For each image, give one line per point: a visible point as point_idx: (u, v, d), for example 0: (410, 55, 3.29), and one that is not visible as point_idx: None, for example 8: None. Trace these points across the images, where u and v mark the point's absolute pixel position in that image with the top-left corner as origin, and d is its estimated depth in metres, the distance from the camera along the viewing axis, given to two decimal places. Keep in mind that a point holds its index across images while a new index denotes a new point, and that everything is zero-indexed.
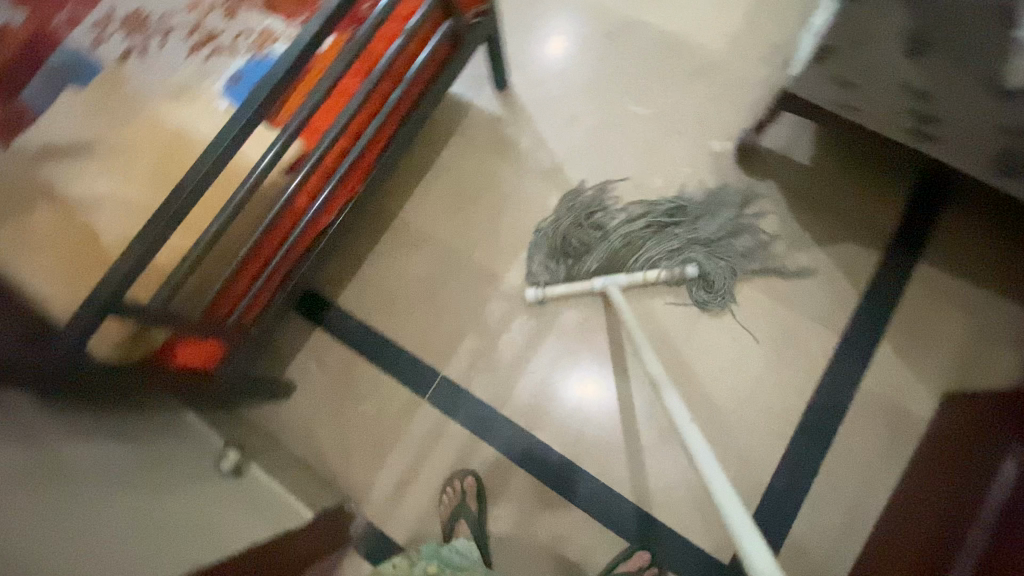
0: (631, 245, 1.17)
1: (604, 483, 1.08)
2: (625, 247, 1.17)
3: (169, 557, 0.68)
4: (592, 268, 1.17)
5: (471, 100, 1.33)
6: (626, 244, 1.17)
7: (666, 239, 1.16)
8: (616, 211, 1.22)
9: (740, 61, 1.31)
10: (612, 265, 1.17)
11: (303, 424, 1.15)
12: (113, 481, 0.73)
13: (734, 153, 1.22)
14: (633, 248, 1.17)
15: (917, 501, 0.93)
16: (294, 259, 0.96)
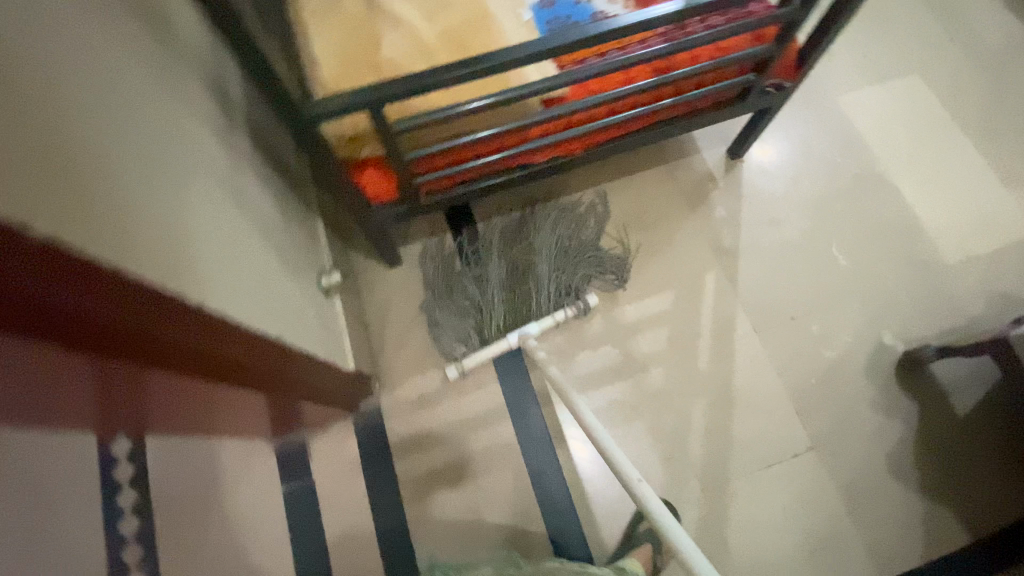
0: (517, 289, 1.16)
1: (582, 531, 1.06)
2: (517, 290, 1.15)
3: (272, 319, 0.74)
4: (499, 329, 1.14)
5: (700, 147, 1.33)
6: (518, 269, 1.16)
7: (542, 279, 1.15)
8: (470, 276, 1.16)
9: (959, 284, 1.24)
10: (515, 309, 1.15)
11: (384, 295, 1.21)
12: (263, 232, 0.81)
13: (898, 356, 1.17)
14: (493, 290, 1.14)
15: None
16: (491, 171, 1.03)
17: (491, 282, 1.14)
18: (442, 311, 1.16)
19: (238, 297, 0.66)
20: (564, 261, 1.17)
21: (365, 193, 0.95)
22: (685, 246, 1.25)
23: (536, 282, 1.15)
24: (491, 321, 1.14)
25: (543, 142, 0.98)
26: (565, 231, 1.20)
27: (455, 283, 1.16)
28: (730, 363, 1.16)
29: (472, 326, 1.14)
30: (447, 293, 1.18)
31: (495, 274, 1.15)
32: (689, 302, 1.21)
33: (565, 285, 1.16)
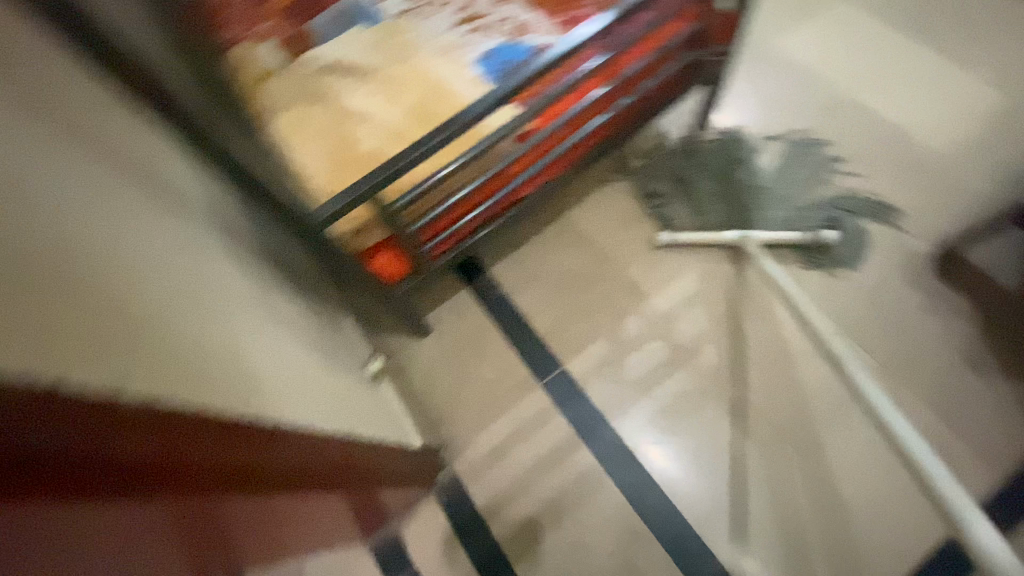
0: (748, 209, 1.23)
1: (694, 531, 1.03)
2: (739, 192, 1.25)
3: (338, 417, 0.76)
4: (720, 222, 1.22)
5: (669, 132, 1.38)
6: (726, 194, 1.25)
7: (764, 203, 1.23)
8: (664, 194, 1.29)
9: (957, 171, 1.24)
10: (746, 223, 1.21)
11: (426, 365, 1.22)
12: (303, 341, 0.84)
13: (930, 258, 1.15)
14: (745, 198, 1.23)
15: None
16: (487, 217, 1.06)
17: (734, 176, 1.27)
18: (653, 163, 1.33)
19: (304, 403, 0.69)
20: (808, 202, 1.23)
21: (381, 276, 1.00)
22: (689, 227, 1.27)
23: (768, 217, 1.21)
24: (690, 224, 1.25)
25: (527, 175, 1.01)
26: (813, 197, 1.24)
27: (723, 170, 1.27)
28: (772, 318, 1.16)
29: (694, 216, 1.25)
30: (695, 147, 1.32)
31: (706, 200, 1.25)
32: (712, 275, 1.22)
33: (776, 228, 1.20)
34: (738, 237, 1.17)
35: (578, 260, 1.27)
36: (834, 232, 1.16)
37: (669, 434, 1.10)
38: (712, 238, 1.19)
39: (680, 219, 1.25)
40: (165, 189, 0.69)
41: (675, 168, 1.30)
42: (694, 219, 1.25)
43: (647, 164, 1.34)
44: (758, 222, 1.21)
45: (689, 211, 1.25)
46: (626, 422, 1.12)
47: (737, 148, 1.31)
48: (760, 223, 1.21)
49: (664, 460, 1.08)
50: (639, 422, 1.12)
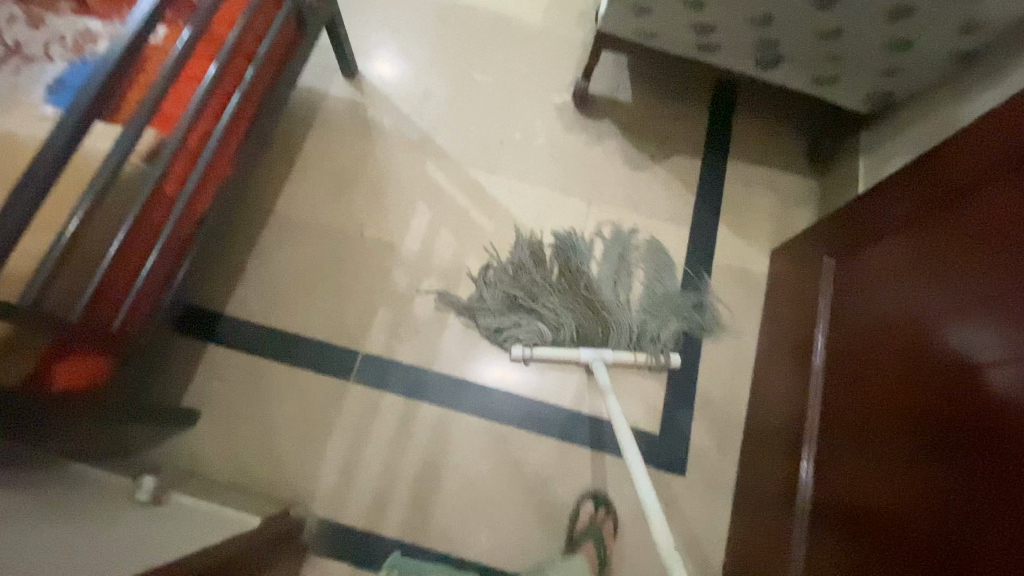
0: (601, 312, 1.16)
1: (542, 403, 1.14)
2: (593, 312, 1.16)
3: (119, 561, 0.60)
4: (570, 338, 1.15)
5: (325, 91, 1.33)
6: (570, 300, 1.17)
7: (586, 321, 1.16)
8: (494, 297, 1.18)
9: (558, 28, 1.50)
10: (589, 333, 1.16)
11: (219, 444, 1.04)
12: (8, 518, 0.61)
13: (573, 102, 1.40)
14: (597, 303, 1.16)
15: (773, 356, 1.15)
16: (174, 257, 0.89)
17: (582, 292, 1.17)
18: (502, 267, 1.20)
19: None
20: (673, 308, 1.21)
21: (77, 390, 0.76)
22: (394, 167, 1.29)
23: (616, 317, 1.15)
24: (541, 339, 1.15)
25: (190, 190, 0.86)
26: (649, 316, 1.19)
27: (585, 298, 1.17)
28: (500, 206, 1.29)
29: (543, 334, 1.15)
30: (535, 254, 1.21)
31: (550, 299, 1.17)
32: (437, 198, 1.28)
33: (617, 319, 1.16)
34: (592, 358, 1.12)
35: (312, 250, 1.19)
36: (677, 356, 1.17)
37: (481, 346, 1.17)
38: (565, 354, 1.13)
39: (527, 341, 1.14)
40: None
41: (518, 274, 1.19)
42: (546, 334, 1.15)
43: (493, 283, 1.19)
44: (608, 340, 1.17)
45: (546, 322, 1.15)
46: (442, 360, 1.15)
47: (579, 259, 1.20)
48: (611, 315, 1.16)
49: (489, 367, 1.16)
50: (453, 353, 1.16)
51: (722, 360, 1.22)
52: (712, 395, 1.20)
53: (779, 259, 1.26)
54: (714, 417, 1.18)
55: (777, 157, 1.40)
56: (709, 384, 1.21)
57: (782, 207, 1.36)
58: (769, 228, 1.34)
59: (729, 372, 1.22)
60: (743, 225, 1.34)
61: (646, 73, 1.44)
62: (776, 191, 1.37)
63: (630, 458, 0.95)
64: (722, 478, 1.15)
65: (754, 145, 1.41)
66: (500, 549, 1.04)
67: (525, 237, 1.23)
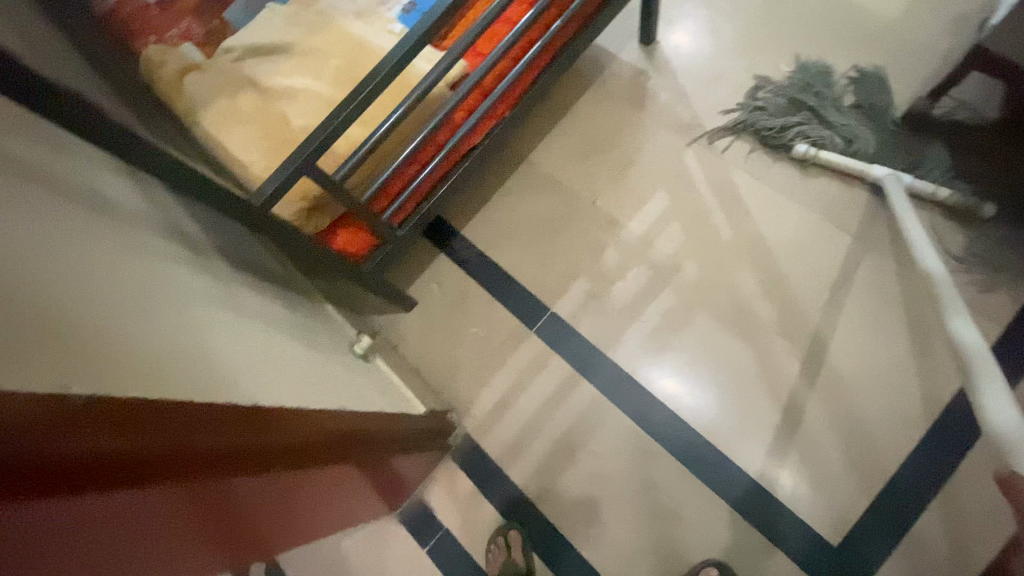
0: (896, 155, 1.12)
1: (706, 440, 1.04)
2: (885, 145, 1.13)
3: (328, 396, 0.76)
4: (867, 154, 1.12)
5: (615, 53, 1.33)
6: (879, 124, 1.14)
7: (903, 137, 1.13)
8: (795, 83, 1.20)
9: (914, 33, 1.20)
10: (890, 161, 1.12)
11: (417, 335, 1.22)
12: (278, 329, 0.83)
13: (899, 123, 1.14)
14: (891, 138, 1.13)
15: None
16: (441, 174, 1.04)
17: (893, 118, 1.14)
18: (779, 89, 1.21)
19: (286, 385, 0.69)
20: (963, 134, 1.10)
21: (346, 253, 0.98)
22: (652, 145, 1.24)
23: (925, 153, 1.10)
24: (831, 148, 1.14)
25: (471, 122, 0.98)
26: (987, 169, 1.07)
27: (871, 126, 1.15)
28: (748, 219, 1.15)
29: (841, 140, 1.14)
30: (827, 80, 1.20)
31: (851, 118, 1.15)
32: (683, 189, 1.20)
33: (936, 179, 1.08)
34: (887, 175, 1.06)
35: (546, 201, 1.25)
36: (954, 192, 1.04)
37: (666, 354, 1.10)
38: (855, 167, 1.10)
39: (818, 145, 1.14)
40: (102, 198, 0.67)
41: (810, 82, 1.20)
42: (838, 143, 1.14)
43: (766, 100, 1.20)
44: (911, 170, 1.10)
45: (842, 127, 1.15)
46: (621, 350, 1.13)
47: (881, 97, 1.16)
48: (920, 152, 1.11)
49: (665, 379, 1.09)
50: (635, 347, 1.12)
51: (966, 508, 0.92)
52: (929, 542, 0.92)
53: None
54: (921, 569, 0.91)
55: None
56: (931, 527, 0.93)
57: None
58: None
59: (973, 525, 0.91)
60: None
61: None
62: None
63: (911, 233, 0.93)
64: None
65: None
66: (603, 552, 1.02)
67: (813, 61, 1.22)
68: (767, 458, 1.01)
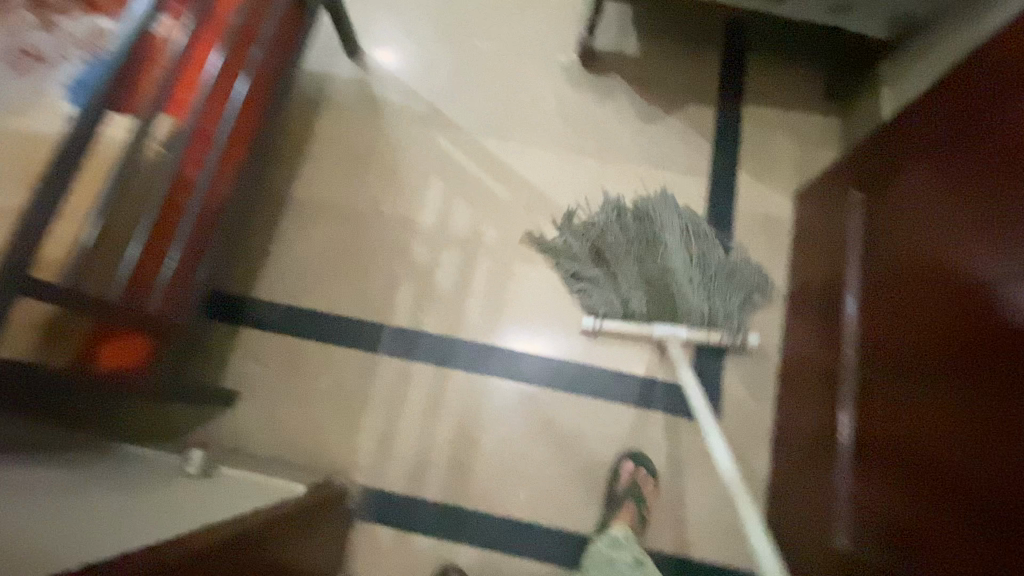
0: (677, 304, 1.12)
1: (569, 363, 1.14)
2: (660, 277, 1.13)
3: (179, 522, 0.63)
4: (644, 312, 1.13)
5: (330, 73, 1.34)
6: (641, 252, 1.15)
7: (671, 281, 1.12)
8: (568, 237, 1.18)
9: None
10: (667, 310, 1.13)
11: (258, 421, 1.08)
12: (71, 488, 0.66)
13: (579, 62, 1.36)
14: (670, 287, 1.12)
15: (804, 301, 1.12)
16: (200, 238, 0.92)
17: (643, 235, 1.16)
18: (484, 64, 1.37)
19: (115, 534, 0.56)
20: (715, 245, 1.18)
21: (121, 371, 0.79)
22: (404, 142, 1.29)
23: (685, 291, 1.11)
24: (615, 310, 1.14)
25: (207, 173, 0.89)
26: (731, 292, 1.14)
27: (638, 245, 1.16)
28: (512, 172, 1.28)
29: (618, 300, 1.14)
30: (525, 51, 1.38)
31: (621, 258, 1.15)
32: (449, 170, 1.28)
33: (704, 321, 1.12)
34: (668, 338, 1.09)
35: (331, 229, 1.21)
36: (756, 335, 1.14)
37: (505, 312, 1.17)
38: (634, 328, 1.13)
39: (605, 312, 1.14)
40: None
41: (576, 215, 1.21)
42: (615, 306, 1.14)
43: (485, 78, 1.36)
44: (682, 316, 1.11)
45: (617, 286, 1.14)
46: (466, 328, 1.16)
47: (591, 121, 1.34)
48: (686, 300, 1.11)
49: (514, 333, 1.16)
50: (476, 319, 1.16)
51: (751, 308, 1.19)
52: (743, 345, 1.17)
53: (804, 203, 1.22)
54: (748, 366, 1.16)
55: (798, 94, 1.33)
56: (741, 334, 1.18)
57: (803, 148, 1.30)
58: (792, 170, 1.29)
59: (760, 316, 1.18)
60: (764, 169, 1.29)
61: (650, 20, 1.37)
62: (798, 132, 1.31)
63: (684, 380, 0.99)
64: (761, 427, 1.12)
65: (769, 86, 1.34)
66: (538, 506, 1.06)
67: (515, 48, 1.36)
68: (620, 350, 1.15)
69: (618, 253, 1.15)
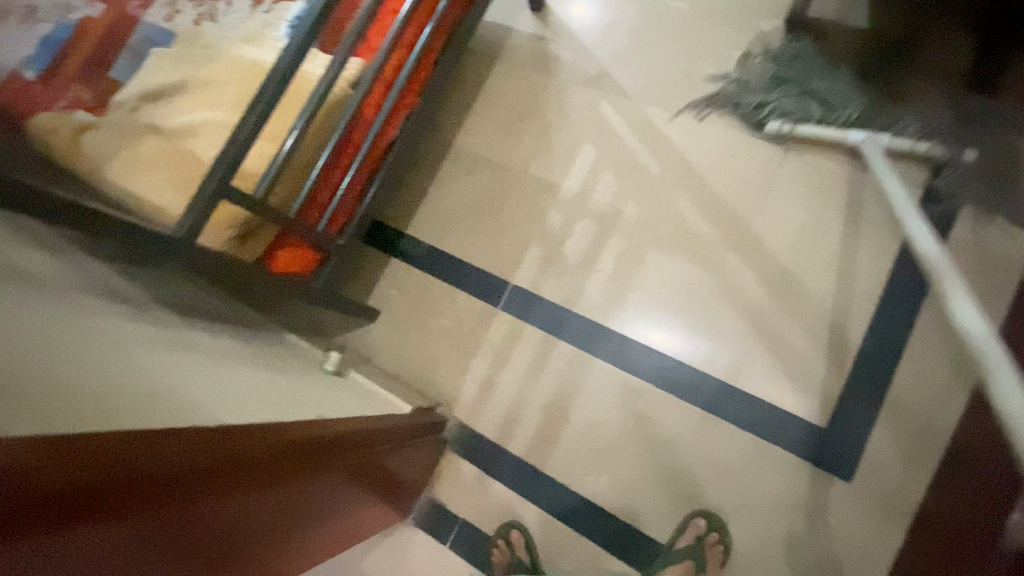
0: (888, 98, 1.08)
1: (686, 365, 1.07)
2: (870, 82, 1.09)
3: (305, 407, 0.76)
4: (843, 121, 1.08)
5: (511, 27, 1.35)
6: (862, 96, 1.08)
7: (882, 108, 1.07)
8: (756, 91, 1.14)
9: None
10: (869, 121, 1.07)
11: (387, 342, 1.22)
12: (239, 358, 0.82)
13: (784, 32, 1.17)
14: (871, 92, 1.08)
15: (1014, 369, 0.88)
16: (367, 173, 1.04)
17: (850, 88, 1.09)
18: (669, 27, 1.26)
19: (257, 401, 0.69)
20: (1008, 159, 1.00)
21: (291, 274, 0.97)
22: (567, 104, 1.27)
23: (901, 129, 1.05)
24: (802, 113, 1.10)
25: (381, 116, 0.98)
26: (977, 99, 1.03)
27: (851, 68, 1.11)
28: (672, 149, 1.19)
29: (812, 107, 1.10)
30: (720, 15, 1.23)
31: (822, 83, 1.10)
32: (606, 139, 1.23)
33: (910, 132, 1.05)
34: (865, 138, 0.99)
35: (480, 182, 1.26)
36: (976, 153, 1.01)
37: (629, 297, 1.13)
38: (833, 136, 1.05)
39: (794, 115, 1.10)
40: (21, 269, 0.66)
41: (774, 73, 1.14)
42: (812, 113, 1.09)
43: (667, 43, 1.25)
44: (891, 129, 1.06)
45: (814, 108, 1.10)
46: (585, 305, 1.14)
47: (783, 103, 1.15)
48: (897, 132, 1.06)
49: (633, 321, 1.11)
50: (598, 297, 1.14)
51: (932, 361, 0.97)
52: (909, 401, 0.96)
53: None
54: (907, 428, 0.96)
55: None
56: (910, 388, 0.97)
57: None
58: None
59: (943, 373, 0.96)
60: (1008, 195, 1.00)
61: None
62: None
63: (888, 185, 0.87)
64: (903, 500, 0.93)
65: None
66: (615, 496, 1.04)
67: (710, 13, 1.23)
68: (748, 367, 1.04)
69: (829, 94, 1.09)
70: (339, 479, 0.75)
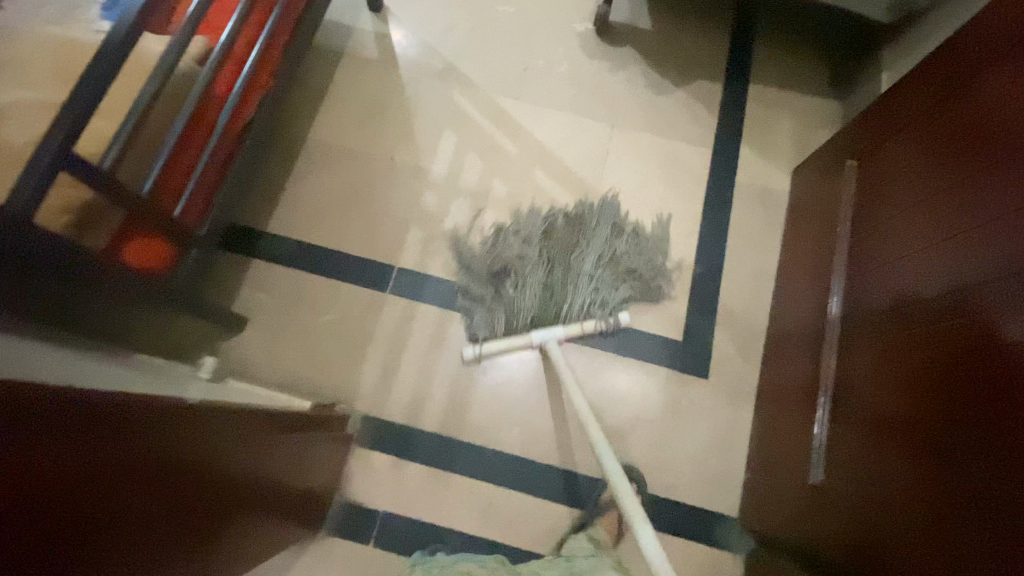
0: (558, 298, 1.15)
1: None
2: (558, 279, 1.16)
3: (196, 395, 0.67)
4: (526, 321, 1.14)
5: (351, 25, 1.37)
6: (552, 273, 1.17)
7: (568, 277, 1.17)
8: (478, 264, 1.18)
9: None
10: (550, 305, 1.15)
11: (266, 348, 1.11)
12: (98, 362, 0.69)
13: (594, 32, 1.40)
14: (561, 289, 1.16)
15: (794, 266, 1.18)
16: (223, 159, 0.96)
17: (553, 245, 1.20)
18: (501, 28, 1.41)
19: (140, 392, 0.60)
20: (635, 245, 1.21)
21: (148, 270, 0.84)
22: (421, 95, 1.33)
23: (573, 283, 1.16)
24: (496, 326, 1.14)
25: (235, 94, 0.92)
26: (632, 257, 1.20)
27: (550, 250, 1.19)
28: (523, 130, 1.32)
29: (500, 312, 1.14)
30: (541, 18, 1.42)
31: (524, 277, 1.16)
32: (463, 124, 1.32)
33: (589, 305, 1.16)
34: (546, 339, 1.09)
35: (345, 172, 1.24)
36: (628, 314, 1.16)
37: None
38: (519, 342, 1.11)
39: (484, 331, 1.13)
40: None
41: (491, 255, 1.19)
42: (502, 321, 1.14)
43: (503, 40, 1.40)
44: (562, 315, 1.15)
45: (509, 297, 1.14)
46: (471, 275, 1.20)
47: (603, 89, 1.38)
48: (572, 284, 1.16)
49: None
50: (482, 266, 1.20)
51: (744, 274, 1.24)
52: (735, 307, 1.22)
53: (800, 176, 1.27)
54: (738, 328, 1.21)
55: (804, 78, 1.38)
56: (734, 297, 1.23)
57: (804, 129, 1.35)
58: (793, 149, 1.34)
59: (751, 282, 1.24)
60: (766, 147, 1.34)
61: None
62: (800, 113, 1.36)
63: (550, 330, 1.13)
64: (746, 383, 1.17)
65: (774, 66, 1.40)
66: (530, 445, 1.10)
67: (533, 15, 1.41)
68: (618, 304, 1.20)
69: (516, 277, 1.16)
70: (225, 488, 0.59)
